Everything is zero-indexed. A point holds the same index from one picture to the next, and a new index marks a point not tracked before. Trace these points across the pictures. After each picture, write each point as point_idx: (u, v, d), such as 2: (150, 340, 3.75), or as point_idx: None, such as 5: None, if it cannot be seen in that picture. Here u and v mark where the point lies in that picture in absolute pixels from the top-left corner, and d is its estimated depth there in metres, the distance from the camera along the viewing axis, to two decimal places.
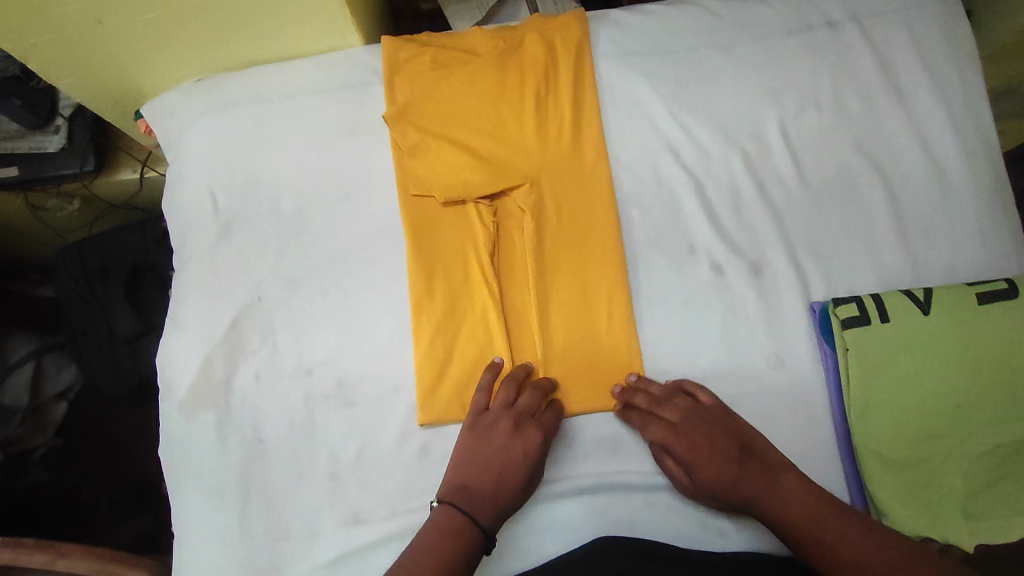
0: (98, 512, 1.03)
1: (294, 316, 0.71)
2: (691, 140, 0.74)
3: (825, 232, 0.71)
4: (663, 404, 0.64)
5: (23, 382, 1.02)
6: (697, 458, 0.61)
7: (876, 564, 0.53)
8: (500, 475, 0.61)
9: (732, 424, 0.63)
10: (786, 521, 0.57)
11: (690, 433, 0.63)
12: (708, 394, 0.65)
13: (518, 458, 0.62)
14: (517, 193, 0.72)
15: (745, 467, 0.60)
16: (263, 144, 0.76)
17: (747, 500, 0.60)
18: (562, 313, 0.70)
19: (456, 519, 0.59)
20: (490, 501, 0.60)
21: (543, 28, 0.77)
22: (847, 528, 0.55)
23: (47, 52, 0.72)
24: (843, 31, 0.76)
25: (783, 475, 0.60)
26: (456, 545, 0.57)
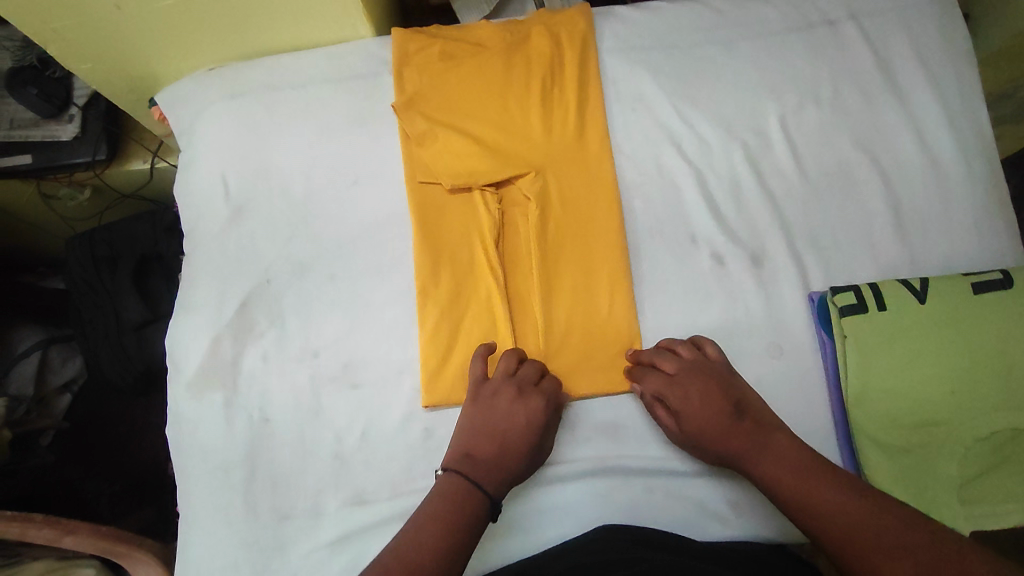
0: (99, 503, 1.00)
1: (302, 299, 0.72)
2: (693, 132, 0.76)
3: (824, 224, 0.72)
4: (664, 358, 0.66)
5: (27, 374, 1.08)
6: (688, 408, 0.63)
7: (847, 520, 0.51)
8: (502, 442, 0.62)
9: (730, 381, 0.64)
10: (774, 473, 0.57)
11: (685, 382, 0.64)
12: (715, 349, 0.67)
13: (521, 423, 0.63)
14: (522, 182, 0.73)
15: (738, 424, 0.61)
16: (274, 132, 0.78)
17: (733, 452, 0.60)
18: (565, 299, 0.71)
19: (456, 485, 0.59)
20: (493, 468, 0.61)
21: (549, 22, 0.79)
22: (833, 486, 0.54)
23: (67, 37, 0.74)
24: (843, 29, 0.78)
25: (775, 434, 0.60)
26: (457, 513, 0.57)
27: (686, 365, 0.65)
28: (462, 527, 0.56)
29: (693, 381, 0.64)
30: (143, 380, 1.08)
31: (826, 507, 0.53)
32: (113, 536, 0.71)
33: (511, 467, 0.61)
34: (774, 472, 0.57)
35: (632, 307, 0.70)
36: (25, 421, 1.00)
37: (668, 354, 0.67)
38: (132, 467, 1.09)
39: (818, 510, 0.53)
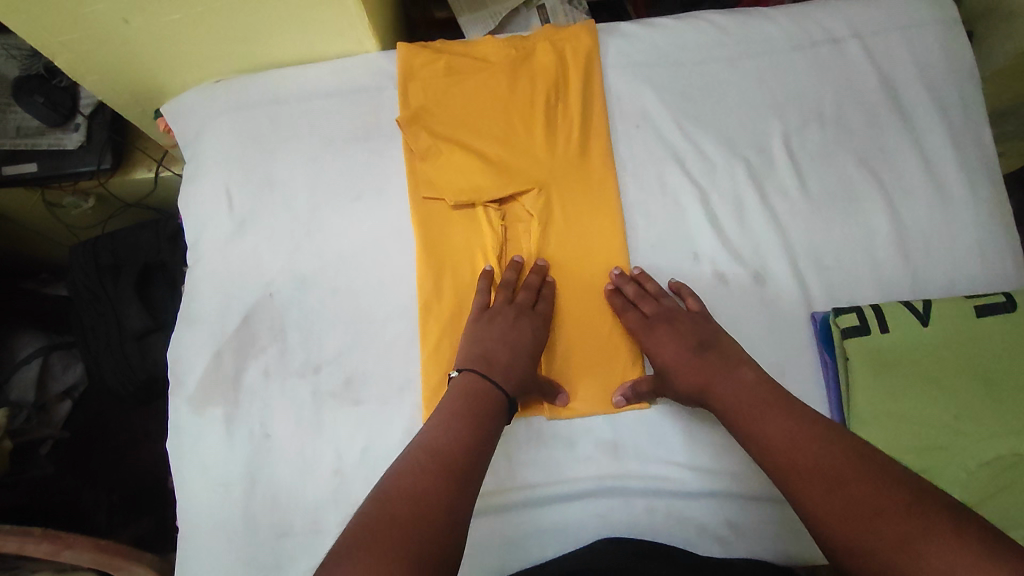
0: (99, 514, 0.98)
1: (304, 313, 0.73)
2: (697, 149, 0.76)
3: (827, 243, 0.72)
4: (644, 299, 0.69)
5: (27, 381, 1.06)
6: (657, 347, 0.66)
7: (803, 456, 0.53)
8: (516, 350, 0.66)
9: (703, 324, 0.66)
10: (720, 399, 0.61)
11: (654, 322, 0.67)
12: (696, 301, 0.69)
13: (530, 331, 0.68)
14: (526, 199, 0.74)
15: (705, 359, 0.63)
16: (278, 145, 0.78)
17: (699, 384, 0.62)
18: (569, 317, 0.71)
19: (472, 386, 0.62)
20: (510, 374, 0.64)
21: (554, 37, 0.79)
22: (793, 423, 0.56)
23: (74, 50, 0.74)
24: (847, 47, 0.78)
25: (740, 367, 0.62)
26: (482, 406, 0.61)
27: (662, 309, 0.68)
28: (485, 419, 0.60)
29: (664, 322, 0.67)
30: (144, 388, 1.08)
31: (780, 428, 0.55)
32: (113, 550, 0.71)
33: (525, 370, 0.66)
34: (732, 399, 0.60)
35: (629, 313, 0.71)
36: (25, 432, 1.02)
37: (649, 297, 0.69)
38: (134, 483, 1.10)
39: (772, 442, 0.55)
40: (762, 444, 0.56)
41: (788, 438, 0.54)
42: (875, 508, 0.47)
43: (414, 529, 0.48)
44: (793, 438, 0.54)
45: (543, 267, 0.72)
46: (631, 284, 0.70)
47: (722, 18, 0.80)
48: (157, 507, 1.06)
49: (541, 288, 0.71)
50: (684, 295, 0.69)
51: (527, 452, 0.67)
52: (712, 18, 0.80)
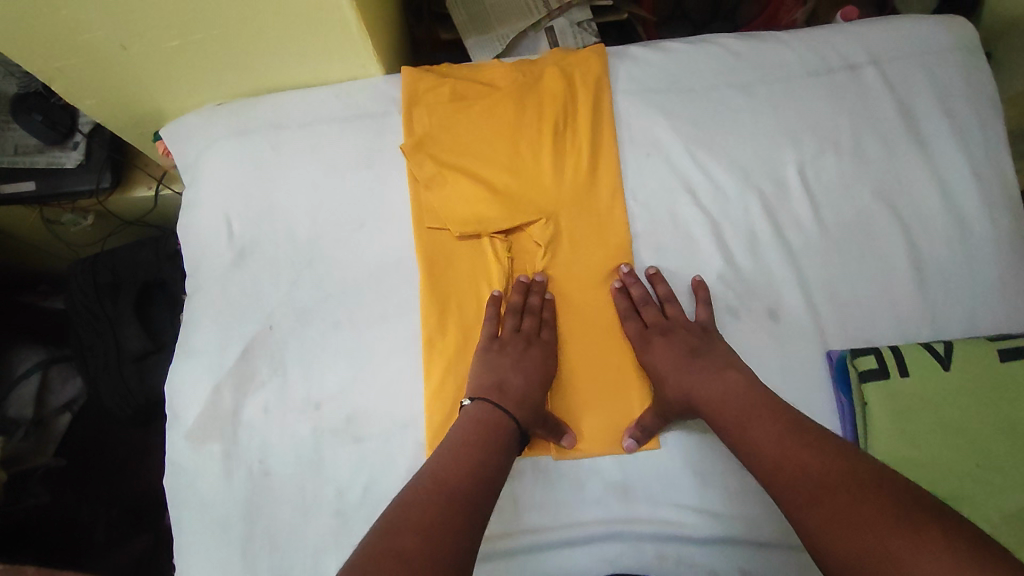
0: (96, 531, 1.02)
1: (305, 347, 0.71)
2: (709, 179, 0.74)
3: (842, 278, 0.70)
4: (646, 305, 0.69)
5: (26, 396, 1.05)
6: (651, 356, 0.67)
7: (787, 461, 0.54)
8: (530, 380, 0.66)
9: (702, 338, 0.66)
10: (720, 422, 0.60)
11: (649, 336, 0.68)
12: (705, 310, 0.68)
13: (543, 361, 0.67)
14: (533, 230, 0.72)
15: (697, 365, 0.64)
16: (279, 172, 0.76)
17: (688, 391, 0.63)
18: (576, 350, 0.70)
19: (486, 416, 0.62)
20: (525, 406, 0.64)
21: (562, 62, 0.77)
22: (776, 426, 0.57)
23: (71, 74, 0.72)
24: (865, 74, 0.75)
25: (728, 371, 0.63)
26: (498, 439, 0.60)
27: (661, 320, 0.68)
28: (499, 454, 0.59)
29: (661, 335, 0.67)
30: (143, 411, 1.06)
31: (789, 446, 0.55)
32: None
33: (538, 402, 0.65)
34: (720, 404, 0.61)
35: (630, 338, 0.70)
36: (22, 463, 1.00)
37: (653, 304, 0.69)
38: (121, 484, 1.09)
39: (760, 450, 0.56)
40: (755, 459, 0.57)
41: (776, 447, 0.55)
42: (856, 511, 0.48)
43: (440, 553, 0.48)
44: (780, 447, 0.55)
45: (543, 283, 0.70)
46: (638, 285, 0.69)
47: (735, 43, 0.77)
48: (156, 523, 1.06)
49: (545, 313, 0.69)
50: (699, 299, 0.69)
51: (534, 494, 0.66)
52: (724, 42, 0.78)
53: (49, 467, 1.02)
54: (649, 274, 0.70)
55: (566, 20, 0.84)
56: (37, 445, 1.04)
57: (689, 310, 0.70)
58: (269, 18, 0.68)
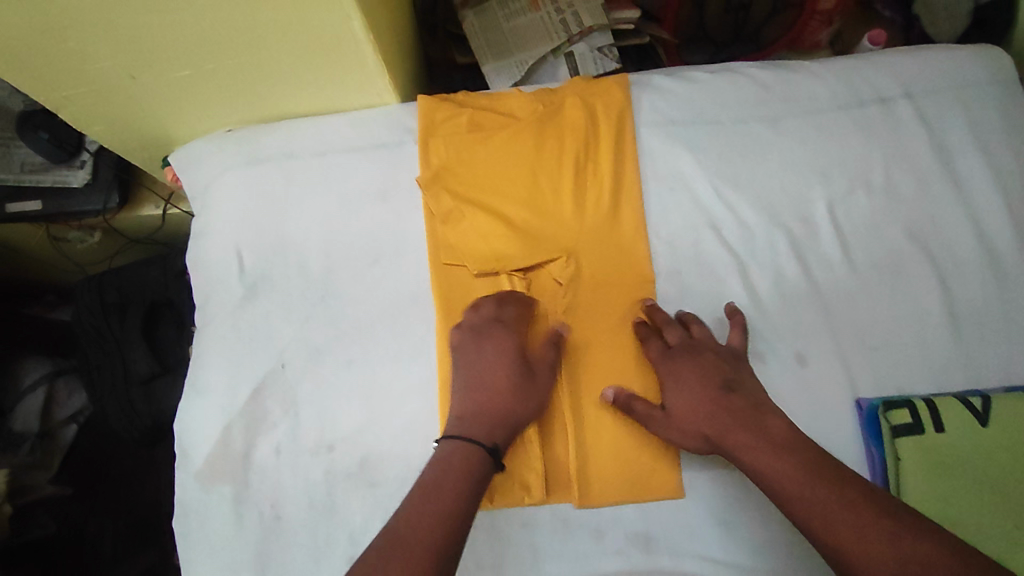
0: (102, 544, 1.02)
1: (318, 387, 0.69)
2: (735, 216, 0.72)
3: (872, 321, 0.68)
4: (671, 326, 0.67)
5: (33, 410, 1.06)
6: (676, 382, 0.64)
7: (830, 523, 0.51)
8: (499, 395, 0.62)
9: (731, 364, 0.64)
10: (733, 446, 0.59)
11: (675, 356, 0.65)
12: (739, 335, 0.66)
13: (512, 371, 0.63)
14: (553, 267, 0.70)
15: (729, 404, 0.60)
16: (291, 204, 0.74)
17: (721, 433, 0.60)
18: (595, 391, 0.67)
19: (461, 445, 0.59)
20: (500, 426, 0.61)
21: (584, 92, 0.75)
22: (822, 484, 0.53)
23: (79, 104, 0.70)
24: (896, 107, 0.73)
25: (768, 416, 0.59)
26: (476, 472, 0.58)
27: (686, 340, 0.66)
28: (470, 487, 0.57)
29: (686, 355, 0.64)
30: (150, 434, 1.04)
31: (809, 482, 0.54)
32: None
33: (513, 420, 0.62)
34: (757, 454, 0.57)
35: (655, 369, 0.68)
36: (26, 490, 1.01)
37: (676, 325, 0.67)
38: (122, 492, 1.07)
39: (799, 502, 0.53)
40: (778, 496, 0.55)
41: (819, 506, 0.52)
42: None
43: None
44: (820, 504, 0.52)
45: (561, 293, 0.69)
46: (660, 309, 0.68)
47: (762, 73, 0.75)
48: (160, 539, 1.04)
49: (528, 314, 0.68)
50: (734, 322, 0.67)
51: (553, 544, 0.64)
52: (751, 73, 0.75)
53: (54, 496, 1.03)
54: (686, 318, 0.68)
55: (587, 45, 0.82)
56: (45, 457, 1.04)
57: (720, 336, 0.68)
58: (285, 51, 0.66)
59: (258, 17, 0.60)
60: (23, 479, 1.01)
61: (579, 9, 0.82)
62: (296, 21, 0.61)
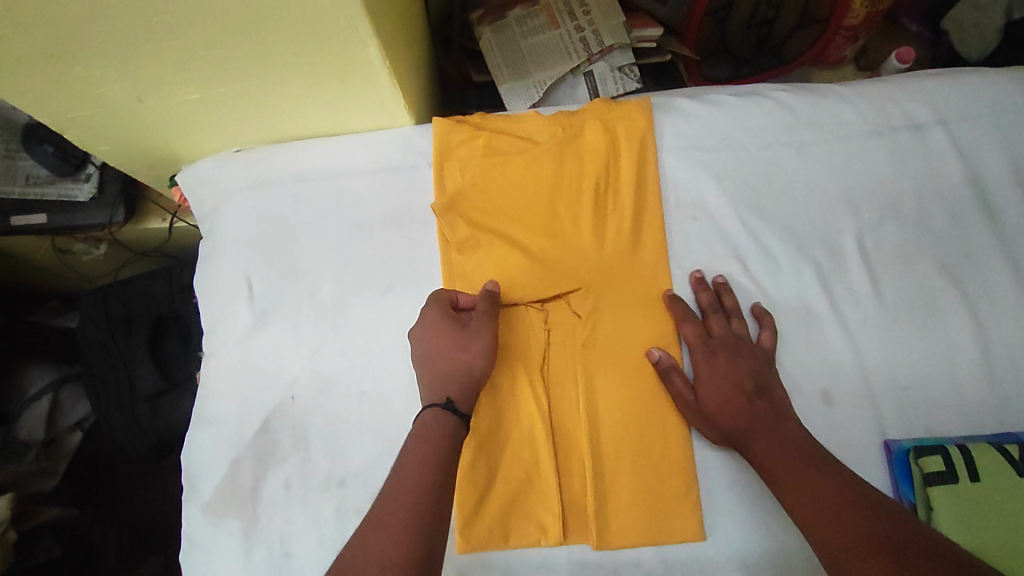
0: (108, 554, 1.02)
1: (329, 420, 0.67)
2: (759, 247, 0.69)
3: (901, 359, 0.66)
4: (715, 313, 0.66)
5: (38, 417, 1.02)
6: (711, 371, 0.63)
7: (810, 505, 0.52)
8: (444, 354, 0.62)
9: (763, 369, 0.64)
10: (753, 428, 0.59)
11: (715, 347, 0.65)
12: (769, 337, 0.66)
13: (447, 327, 0.63)
14: (573, 300, 0.68)
15: (757, 404, 0.60)
16: (302, 229, 0.72)
17: (746, 428, 0.60)
18: (615, 425, 0.65)
19: (433, 413, 0.59)
20: (450, 380, 0.61)
21: (605, 115, 0.72)
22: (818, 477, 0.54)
23: (85, 125, 0.68)
24: (930, 134, 0.71)
25: (788, 423, 0.60)
26: (435, 430, 0.57)
27: (728, 334, 0.65)
28: (430, 442, 0.56)
29: (727, 350, 0.64)
30: (155, 450, 1.04)
31: (797, 475, 0.54)
32: None
33: (466, 375, 0.61)
34: (774, 454, 0.57)
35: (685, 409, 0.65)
36: (31, 514, 0.95)
37: (719, 313, 0.66)
38: (119, 500, 1.09)
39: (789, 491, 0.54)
40: (778, 490, 0.55)
41: (808, 495, 0.53)
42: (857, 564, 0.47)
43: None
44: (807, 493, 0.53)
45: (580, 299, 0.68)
46: (707, 292, 0.67)
47: (789, 96, 0.73)
48: (166, 542, 1.06)
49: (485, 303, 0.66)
50: (763, 324, 0.66)
51: None
52: (778, 96, 0.73)
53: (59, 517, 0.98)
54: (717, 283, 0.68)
55: (607, 65, 0.80)
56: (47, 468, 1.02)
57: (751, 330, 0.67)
58: (296, 76, 0.63)
59: (269, 44, 0.58)
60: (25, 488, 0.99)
61: (600, 27, 0.80)
62: (309, 47, 0.59)
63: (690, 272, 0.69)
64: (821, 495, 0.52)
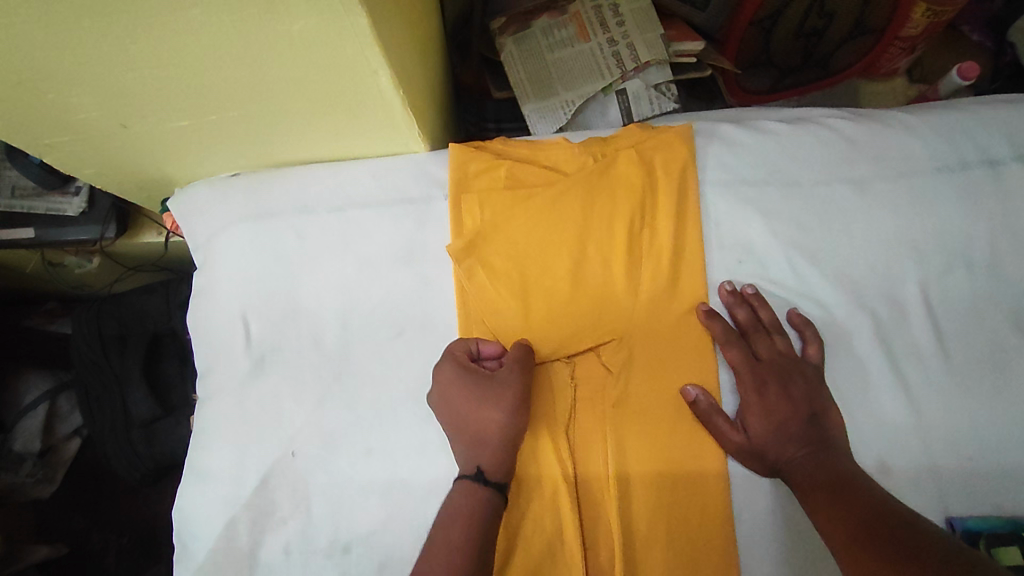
0: (108, 556, 1.02)
1: (332, 479, 0.61)
2: (810, 295, 0.63)
3: (970, 425, 0.59)
4: (757, 332, 0.61)
5: (34, 429, 0.96)
6: (760, 404, 0.59)
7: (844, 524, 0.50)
8: (469, 414, 0.57)
9: (816, 391, 0.59)
10: (798, 457, 0.56)
11: (764, 374, 0.60)
12: (816, 350, 0.61)
13: (469, 383, 0.58)
14: (603, 351, 0.63)
15: (808, 433, 0.57)
16: (305, 265, 0.65)
17: (795, 459, 0.56)
18: (648, 489, 0.59)
19: (465, 487, 0.54)
20: (479, 446, 0.56)
21: (640, 145, 0.65)
22: (858, 501, 0.51)
23: (65, 150, 0.61)
24: (1007, 171, 0.63)
25: (836, 452, 0.56)
26: (467, 508, 0.53)
27: (776, 356, 0.60)
28: (457, 524, 0.53)
29: (776, 378, 0.59)
30: (153, 475, 0.98)
31: (834, 493, 0.52)
32: None
33: (496, 436, 0.56)
34: (815, 474, 0.54)
35: (725, 481, 0.59)
36: (19, 555, 0.93)
37: (761, 332, 0.61)
38: (104, 494, 1.06)
39: (829, 514, 0.51)
40: (816, 512, 0.53)
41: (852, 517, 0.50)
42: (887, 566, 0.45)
43: None
44: (849, 510, 0.51)
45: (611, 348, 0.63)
46: (743, 307, 0.62)
47: (847, 126, 0.66)
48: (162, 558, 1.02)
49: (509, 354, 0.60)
50: (806, 336, 0.61)
51: None
52: (835, 125, 0.66)
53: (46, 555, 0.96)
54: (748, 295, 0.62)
55: (642, 83, 0.75)
56: (44, 477, 0.99)
57: (794, 343, 0.62)
58: (299, 104, 0.56)
59: (267, 72, 0.51)
60: (20, 497, 0.98)
61: (635, 40, 0.75)
62: (313, 75, 0.52)
63: (719, 284, 0.63)
64: (849, 514, 0.50)
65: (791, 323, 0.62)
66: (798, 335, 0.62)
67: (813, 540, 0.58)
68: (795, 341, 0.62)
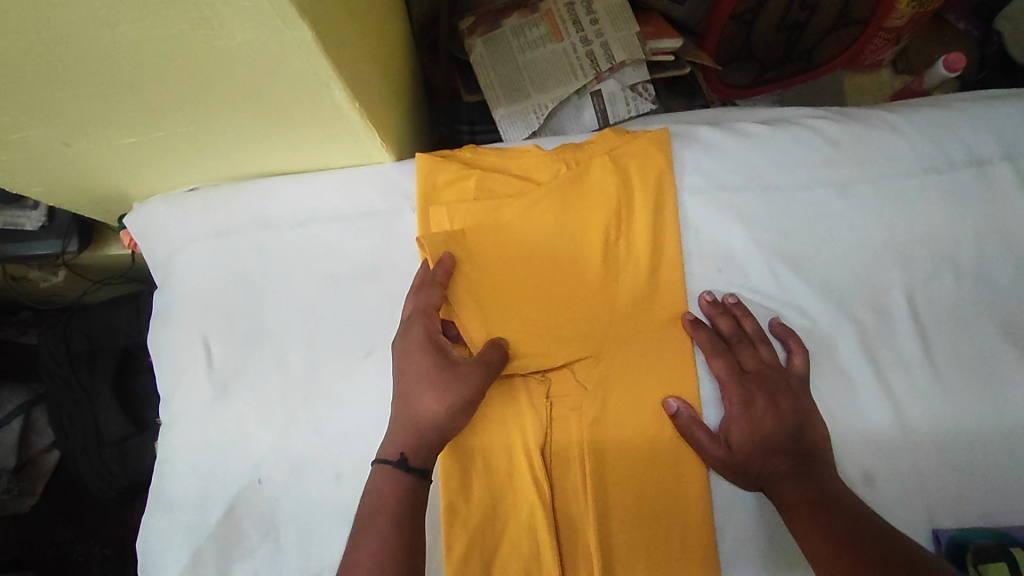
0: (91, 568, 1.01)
1: (301, 506, 0.59)
2: (792, 303, 0.61)
3: (957, 436, 0.57)
4: (742, 342, 0.59)
5: (9, 443, 0.94)
6: (744, 417, 0.56)
7: (820, 547, 0.48)
8: (411, 394, 0.55)
9: (803, 406, 0.56)
10: (777, 473, 0.54)
11: (751, 386, 0.57)
12: (802, 360, 0.58)
13: (432, 362, 0.56)
14: (578, 368, 0.60)
15: (793, 448, 0.54)
16: (268, 283, 0.63)
17: (774, 475, 0.54)
18: (626, 509, 0.57)
19: (389, 473, 0.53)
20: (404, 431, 0.54)
21: (615, 151, 0.63)
22: (836, 520, 0.49)
23: (7, 169, 0.58)
24: (994, 172, 0.61)
25: (821, 468, 0.53)
26: (391, 495, 0.52)
27: (761, 368, 0.58)
28: (381, 511, 0.51)
29: (763, 390, 0.57)
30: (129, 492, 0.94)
31: (817, 511, 0.50)
32: None
33: (427, 426, 0.54)
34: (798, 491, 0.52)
35: (707, 498, 0.57)
36: None
37: (745, 342, 0.59)
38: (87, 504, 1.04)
39: (810, 537, 0.49)
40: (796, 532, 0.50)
41: (834, 540, 0.48)
42: None
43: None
44: (831, 528, 0.48)
45: (588, 363, 0.59)
46: (727, 316, 0.59)
47: (829, 126, 0.63)
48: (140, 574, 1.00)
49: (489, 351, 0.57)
50: (791, 346, 0.59)
51: None
52: (817, 126, 0.64)
53: None
54: (729, 304, 0.60)
55: (618, 83, 0.72)
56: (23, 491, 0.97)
57: (779, 353, 0.60)
58: (249, 118, 0.53)
59: (211, 87, 0.48)
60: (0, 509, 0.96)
61: (609, 39, 0.72)
62: (261, 90, 0.49)
63: (700, 293, 0.61)
64: (830, 534, 0.48)
65: (773, 333, 0.60)
66: (782, 344, 0.60)
67: (798, 558, 0.56)
68: (779, 351, 0.60)
